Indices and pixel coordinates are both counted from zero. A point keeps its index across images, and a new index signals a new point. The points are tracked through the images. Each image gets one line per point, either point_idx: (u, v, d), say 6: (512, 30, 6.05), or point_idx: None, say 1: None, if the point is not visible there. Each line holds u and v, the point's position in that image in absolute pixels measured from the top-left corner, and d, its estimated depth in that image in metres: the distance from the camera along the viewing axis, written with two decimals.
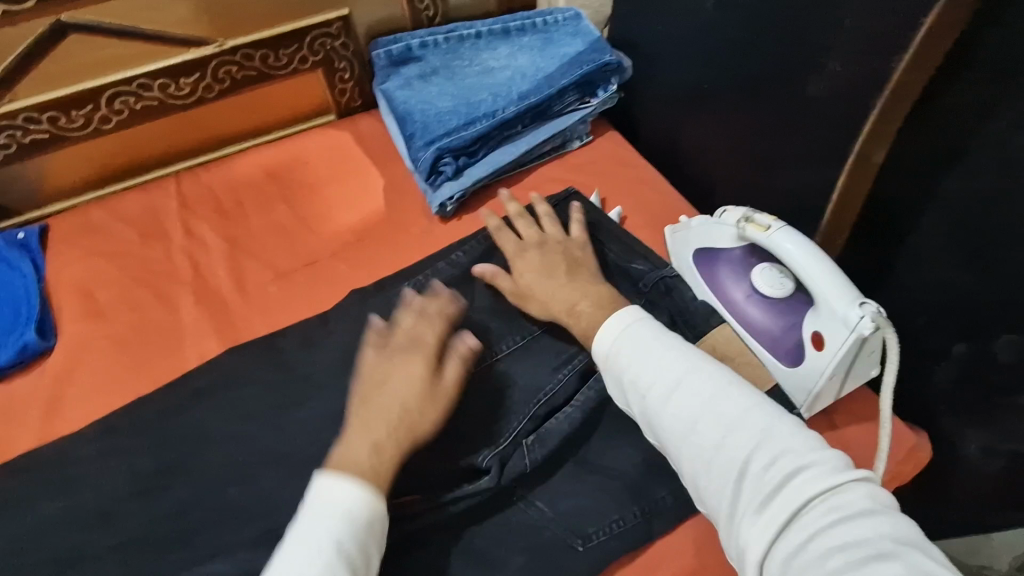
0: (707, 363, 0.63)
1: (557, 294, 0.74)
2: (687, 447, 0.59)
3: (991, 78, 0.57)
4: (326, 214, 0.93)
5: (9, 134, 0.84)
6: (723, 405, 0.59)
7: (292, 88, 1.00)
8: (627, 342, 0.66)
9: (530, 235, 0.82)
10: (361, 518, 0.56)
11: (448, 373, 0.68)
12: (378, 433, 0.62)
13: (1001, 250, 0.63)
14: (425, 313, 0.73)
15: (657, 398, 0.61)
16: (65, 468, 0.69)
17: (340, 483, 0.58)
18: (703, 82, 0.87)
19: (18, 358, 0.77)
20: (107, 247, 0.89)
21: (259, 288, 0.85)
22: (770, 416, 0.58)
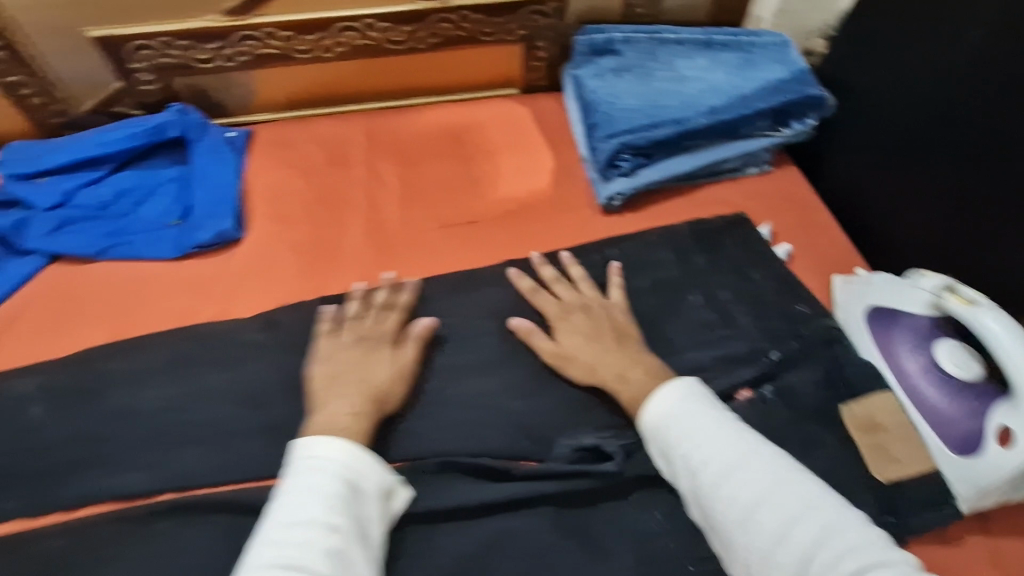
0: (761, 450, 0.62)
1: (605, 360, 0.72)
2: (743, 536, 0.57)
3: None
4: (496, 180, 0.97)
5: (249, 44, 0.93)
6: (782, 498, 0.58)
7: (491, 56, 1.04)
8: (679, 417, 0.65)
9: (569, 298, 0.78)
10: (348, 466, 0.60)
11: (406, 352, 0.73)
12: (356, 402, 0.66)
13: None
14: (387, 304, 0.77)
15: (711, 479, 0.60)
16: (235, 346, 0.76)
17: (322, 441, 0.61)
18: (932, 137, 0.84)
19: (215, 240, 0.85)
20: (300, 163, 0.97)
21: (421, 233, 0.90)
22: (831, 513, 0.56)
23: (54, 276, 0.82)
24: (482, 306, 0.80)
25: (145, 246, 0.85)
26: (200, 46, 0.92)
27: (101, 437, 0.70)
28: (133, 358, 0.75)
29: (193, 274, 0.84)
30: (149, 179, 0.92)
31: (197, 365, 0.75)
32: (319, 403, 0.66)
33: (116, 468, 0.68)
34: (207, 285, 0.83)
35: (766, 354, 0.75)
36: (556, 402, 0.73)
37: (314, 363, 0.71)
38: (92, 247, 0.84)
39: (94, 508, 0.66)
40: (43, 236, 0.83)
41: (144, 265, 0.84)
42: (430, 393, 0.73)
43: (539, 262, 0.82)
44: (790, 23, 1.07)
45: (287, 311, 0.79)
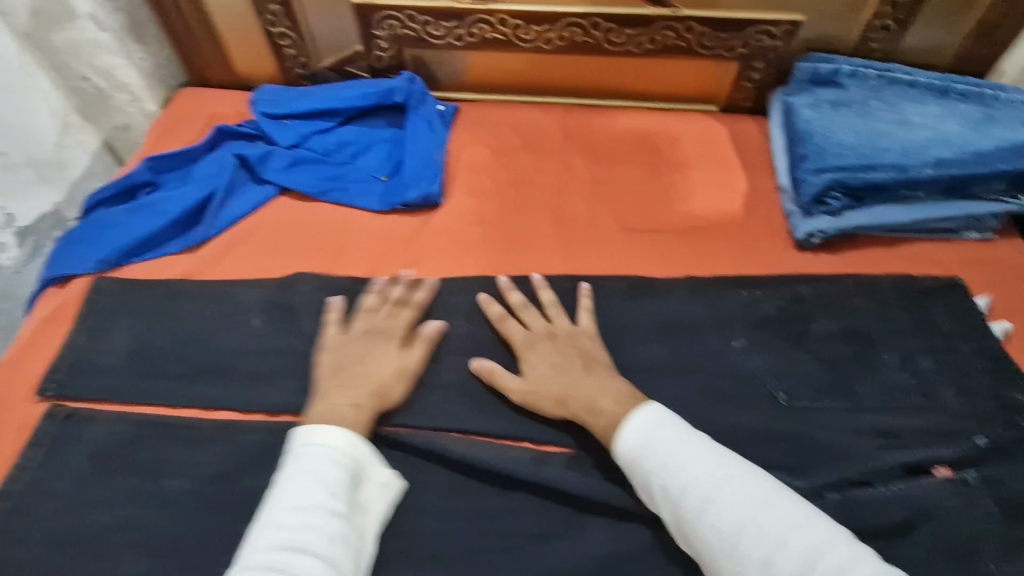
0: (736, 472, 0.60)
1: (573, 391, 0.70)
2: (730, 564, 0.56)
3: None
4: (686, 193, 0.95)
5: (480, 27, 0.99)
6: (763, 522, 0.56)
7: (702, 70, 1.03)
8: (655, 443, 0.63)
9: (538, 326, 0.76)
10: (347, 453, 0.64)
11: (415, 351, 0.75)
12: (358, 396, 0.69)
13: None
14: (395, 300, 0.79)
15: (695, 509, 0.58)
16: (422, 302, 0.82)
17: (326, 429, 0.65)
18: None
19: (420, 203, 0.92)
20: (499, 143, 1.02)
21: (606, 231, 0.90)
22: (817, 536, 0.54)
23: (282, 207, 0.93)
24: (660, 315, 0.81)
25: (358, 195, 0.94)
26: (438, 23, 0.99)
27: (297, 356, 0.77)
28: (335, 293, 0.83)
29: (394, 228, 0.91)
30: (368, 136, 1.01)
31: None
32: (324, 391, 0.70)
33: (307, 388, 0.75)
34: (405, 240, 0.90)
35: (970, 437, 0.68)
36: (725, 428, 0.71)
37: (323, 351, 0.74)
38: (315, 188, 0.94)
39: (287, 419, 0.73)
40: (278, 170, 0.95)
41: (355, 212, 0.93)
42: None
43: (539, 284, 0.81)
44: None
45: (472, 281, 0.84)
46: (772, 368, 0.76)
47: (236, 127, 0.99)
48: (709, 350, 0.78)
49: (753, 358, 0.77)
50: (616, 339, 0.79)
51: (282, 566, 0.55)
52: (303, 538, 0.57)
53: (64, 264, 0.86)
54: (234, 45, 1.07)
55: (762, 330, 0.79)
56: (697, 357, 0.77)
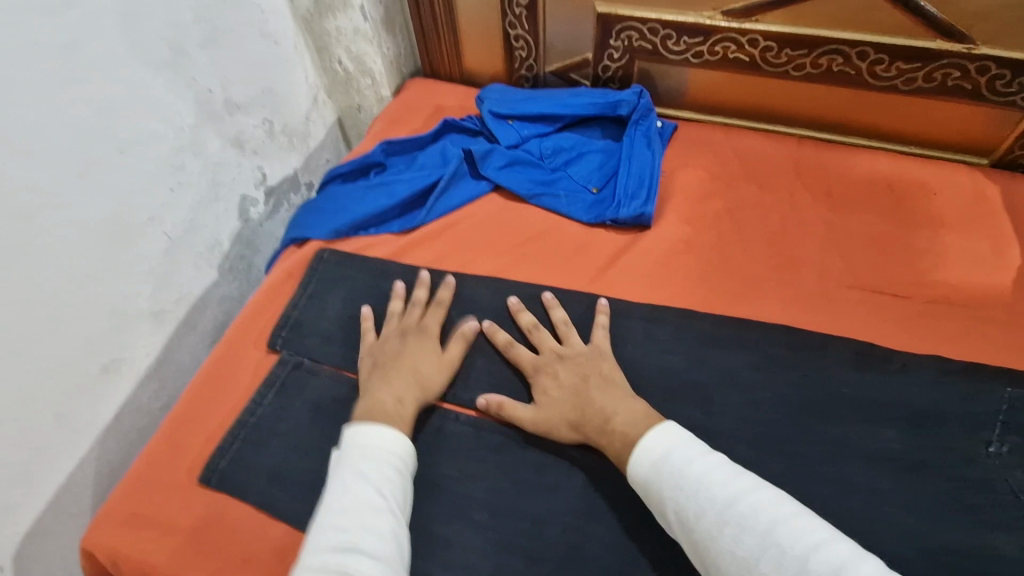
0: (752, 488, 0.56)
1: (585, 411, 0.69)
2: None
3: None
4: (938, 257, 0.82)
5: (725, 45, 0.94)
6: (785, 547, 0.50)
7: (982, 117, 0.88)
8: (668, 463, 0.60)
9: (547, 349, 0.77)
10: (397, 459, 0.65)
11: (449, 348, 0.78)
12: (400, 389, 0.72)
13: None
14: (436, 301, 0.83)
15: (709, 531, 0.54)
16: (623, 326, 0.80)
17: (377, 428, 0.66)
18: None
19: (631, 220, 0.89)
20: (719, 169, 0.96)
21: (834, 286, 0.81)
22: (848, 558, 0.48)
23: (494, 205, 0.96)
24: (892, 394, 0.71)
25: (567, 203, 0.94)
26: (680, 38, 0.96)
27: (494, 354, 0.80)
28: (535, 300, 0.84)
29: (598, 242, 0.90)
30: (584, 145, 1.00)
31: (582, 328, 0.80)
32: (369, 388, 0.73)
33: (500, 391, 0.77)
34: (610, 258, 0.88)
35: None
36: (968, 550, 0.61)
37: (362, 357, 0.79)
38: (526, 189, 0.95)
39: (477, 415, 0.76)
40: (496, 168, 0.97)
41: (563, 219, 0.93)
42: (811, 462, 0.67)
43: (551, 303, 0.81)
44: None
45: (679, 313, 0.80)
46: None
47: (461, 121, 1.05)
48: (957, 451, 0.67)
49: (1016, 474, 0.65)
50: (839, 411, 0.71)
51: (343, 567, 0.54)
52: (358, 539, 0.56)
53: (303, 228, 0.96)
54: (469, 43, 1.13)
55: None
56: (937, 454, 0.67)
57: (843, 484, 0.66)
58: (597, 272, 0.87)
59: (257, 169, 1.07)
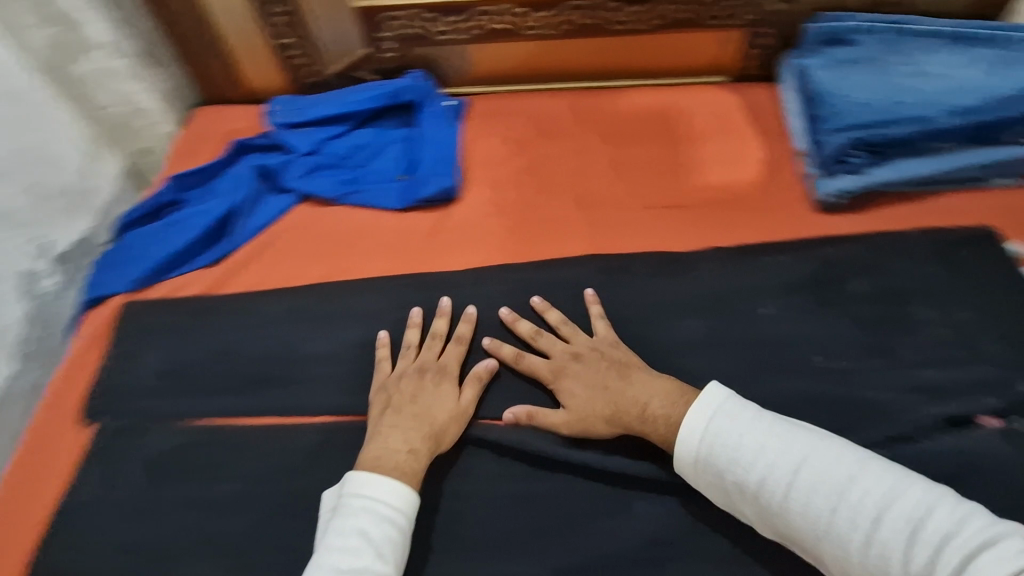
0: (811, 448, 0.59)
1: (619, 404, 0.69)
2: (828, 546, 0.55)
3: None
4: (703, 166, 0.95)
5: (484, 18, 1.00)
6: (855, 499, 0.55)
7: (709, 41, 1.02)
8: (719, 439, 0.62)
9: (559, 351, 0.75)
10: (400, 511, 0.62)
11: (465, 393, 0.73)
12: (413, 438, 0.68)
13: None
14: (455, 336, 0.78)
15: (778, 499, 0.58)
16: (456, 295, 0.83)
17: (378, 481, 0.63)
18: None
19: (439, 197, 0.92)
20: (513, 133, 1.02)
21: (627, 210, 0.90)
22: (916, 501, 0.53)
23: (304, 213, 0.94)
24: (684, 288, 0.81)
25: (377, 195, 0.94)
26: (442, 19, 1.00)
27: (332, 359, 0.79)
28: (365, 294, 0.84)
29: (415, 225, 0.92)
30: (381, 137, 1.01)
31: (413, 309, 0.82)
32: (377, 432, 0.69)
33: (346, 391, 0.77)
34: (428, 237, 0.90)
35: (1015, 385, 0.68)
36: (762, 398, 0.72)
37: (374, 394, 0.73)
38: (334, 192, 0.95)
39: (329, 421, 0.75)
40: (298, 177, 0.96)
41: (376, 212, 0.94)
42: None
43: (543, 305, 0.79)
44: None
45: (500, 270, 0.84)
46: (802, 332, 0.76)
47: (252, 140, 1.01)
48: (741, 321, 0.78)
49: (788, 323, 0.77)
50: (649, 316, 0.79)
51: None
52: None
53: (99, 287, 0.88)
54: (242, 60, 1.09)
55: (793, 296, 0.79)
56: (727, 327, 0.77)
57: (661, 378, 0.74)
58: (419, 253, 0.89)
59: (31, 240, 0.97)
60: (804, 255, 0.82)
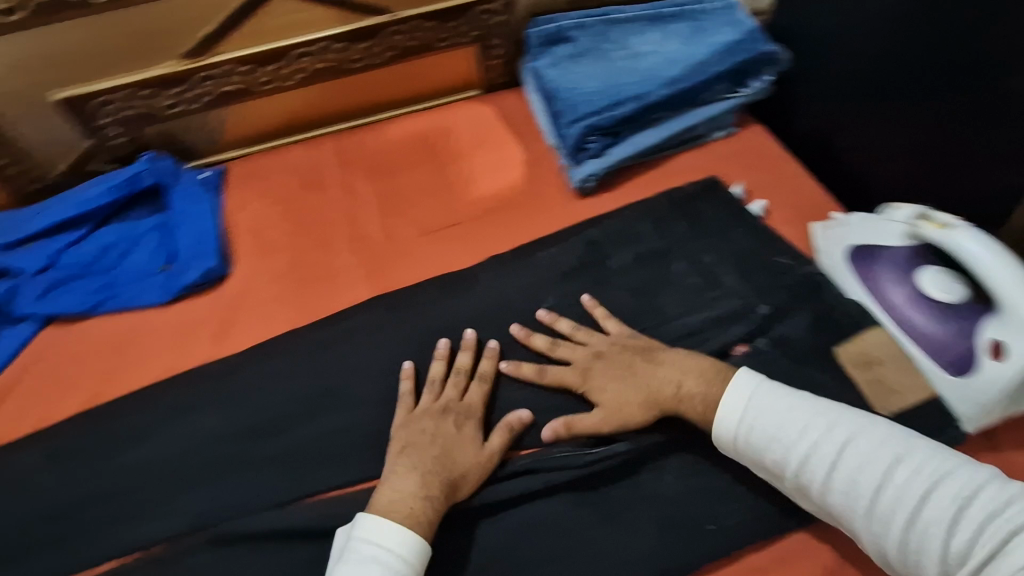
0: (857, 428, 0.60)
1: (654, 386, 0.70)
2: (864, 521, 0.57)
3: None
4: (470, 180, 0.98)
5: (209, 82, 0.94)
6: (900, 479, 0.56)
7: (448, 61, 1.06)
8: (759, 422, 0.64)
9: (582, 351, 0.76)
10: (408, 563, 0.58)
11: (491, 442, 0.69)
12: (431, 482, 0.64)
13: None
14: (478, 374, 0.75)
15: (818, 476, 0.60)
16: (248, 379, 0.80)
17: (388, 528, 0.59)
18: (878, 82, 0.84)
19: (204, 280, 0.86)
20: (277, 193, 0.98)
21: (405, 241, 0.91)
22: (959, 482, 0.54)
23: (51, 338, 0.83)
24: (470, 306, 0.83)
25: (135, 294, 0.86)
26: (162, 92, 0.93)
27: (117, 491, 0.72)
28: (148, 409, 0.77)
29: (188, 316, 0.85)
30: (128, 232, 0.92)
31: (203, 408, 0.78)
32: (395, 472, 0.65)
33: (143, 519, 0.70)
34: (205, 324, 0.85)
35: (756, 309, 0.78)
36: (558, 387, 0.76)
37: (394, 432, 0.70)
38: (84, 304, 0.84)
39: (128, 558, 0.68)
40: (33, 300, 0.84)
41: (138, 314, 0.85)
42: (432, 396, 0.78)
43: (550, 317, 0.80)
44: None
45: (288, 340, 0.82)
46: (580, 314, 0.82)
47: None
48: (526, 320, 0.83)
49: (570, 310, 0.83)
50: (443, 341, 0.82)
51: None
52: None
53: None
54: None
55: (569, 284, 0.85)
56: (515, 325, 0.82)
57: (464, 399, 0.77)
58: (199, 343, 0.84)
59: None
60: (571, 241, 0.88)
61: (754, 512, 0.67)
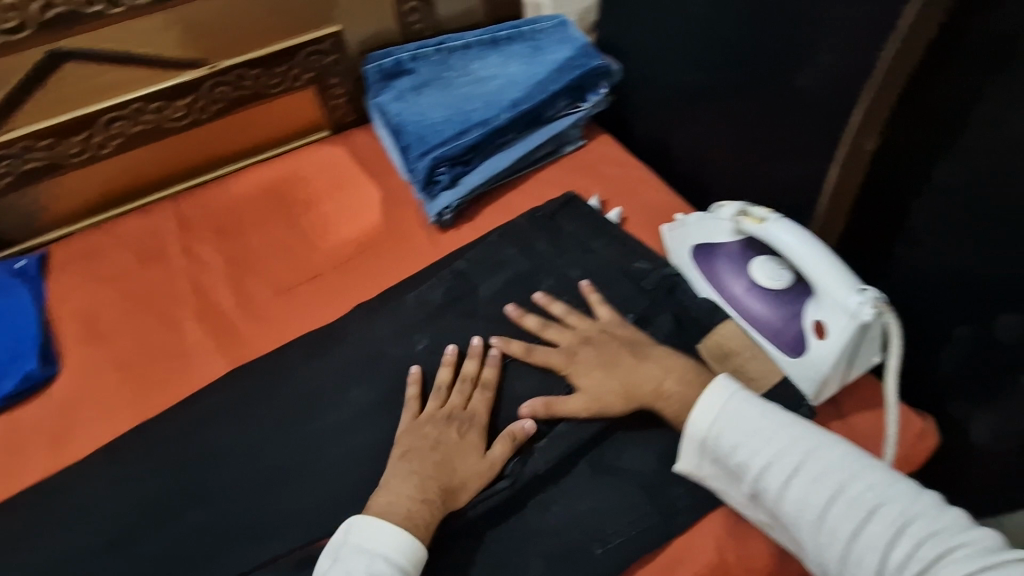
0: (820, 443, 0.61)
1: (637, 380, 0.69)
2: (813, 534, 0.58)
3: (975, 90, 0.57)
4: (325, 228, 0.93)
5: (7, 162, 0.86)
6: (852, 493, 0.58)
7: (286, 106, 1.01)
8: (728, 431, 0.64)
9: (569, 338, 0.75)
10: (398, 565, 0.59)
11: (494, 452, 0.67)
12: (428, 488, 0.63)
13: (1006, 231, 0.60)
14: (483, 381, 0.73)
15: (777, 486, 0.60)
16: (91, 489, 0.71)
17: (378, 531, 0.60)
18: (692, 80, 0.86)
19: (24, 386, 0.78)
20: (110, 272, 0.89)
21: (261, 304, 0.86)
22: (907, 502, 0.56)
23: None
24: (333, 365, 0.77)
25: None
26: None
27: None
28: None
29: (14, 429, 0.77)
30: None
31: (41, 533, 0.69)
32: (394, 474, 0.65)
33: None
34: (38, 434, 0.76)
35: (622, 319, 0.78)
36: None
37: (402, 431, 0.70)
38: None
39: None
40: None
41: None
42: (303, 468, 0.70)
43: (546, 299, 0.80)
44: (576, 6, 1.09)
45: (135, 436, 0.75)
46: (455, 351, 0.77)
47: None
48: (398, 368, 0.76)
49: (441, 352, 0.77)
50: (308, 405, 0.75)
51: None
52: None
53: None
54: None
55: (437, 325, 0.79)
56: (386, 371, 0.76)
57: (335, 464, 0.70)
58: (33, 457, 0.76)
59: None
60: (437, 277, 0.84)
61: (642, 526, 0.64)
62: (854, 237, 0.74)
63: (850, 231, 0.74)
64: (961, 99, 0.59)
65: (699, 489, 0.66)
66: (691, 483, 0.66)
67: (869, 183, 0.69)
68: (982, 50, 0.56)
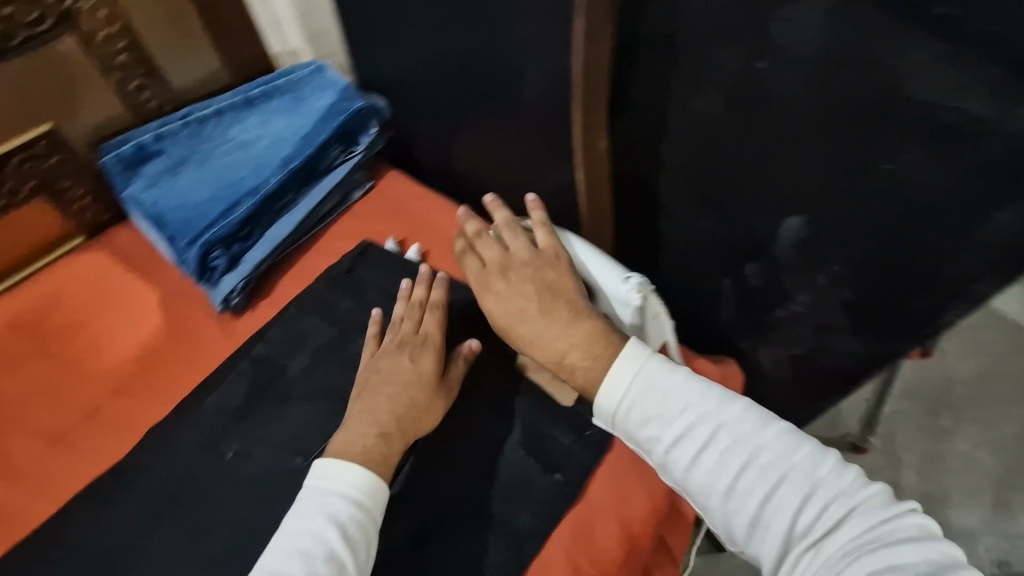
0: (733, 410, 0.58)
1: (547, 339, 0.68)
2: (724, 501, 0.56)
3: (659, 82, 0.62)
4: (97, 351, 0.82)
5: None
6: (763, 459, 0.55)
7: (15, 223, 0.88)
8: (640, 404, 0.60)
9: (496, 256, 0.74)
10: (359, 498, 0.61)
11: (451, 371, 0.73)
12: (383, 421, 0.66)
13: (728, 194, 0.67)
14: (433, 303, 0.77)
15: (689, 456, 0.57)
16: None
17: (340, 467, 0.62)
18: (449, 104, 0.87)
19: None
20: None
21: (30, 463, 0.73)
22: (814, 464, 0.55)
23: None
24: (132, 507, 0.68)
25: None
26: None
27: None
28: None
29: None
30: None
31: None
32: (355, 411, 0.68)
33: None
34: None
35: None
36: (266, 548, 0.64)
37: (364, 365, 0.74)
38: None
39: None
40: None
41: None
42: None
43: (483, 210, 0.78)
44: (327, 47, 1.05)
45: None
46: (271, 446, 0.71)
47: None
48: (209, 485, 0.69)
49: (256, 452, 0.71)
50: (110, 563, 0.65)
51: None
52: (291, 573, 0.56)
53: None
54: None
55: (248, 421, 0.73)
56: (197, 494, 0.68)
57: None
58: None
59: None
60: (237, 369, 0.78)
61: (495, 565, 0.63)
62: (626, 223, 0.79)
63: (618, 219, 0.79)
64: (654, 89, 0.63)
65: (543, 509, 0.66)
66: (535, 505, 0.66)
67: (618, 173, 0.74)
68: (655, 45, 0.60)
